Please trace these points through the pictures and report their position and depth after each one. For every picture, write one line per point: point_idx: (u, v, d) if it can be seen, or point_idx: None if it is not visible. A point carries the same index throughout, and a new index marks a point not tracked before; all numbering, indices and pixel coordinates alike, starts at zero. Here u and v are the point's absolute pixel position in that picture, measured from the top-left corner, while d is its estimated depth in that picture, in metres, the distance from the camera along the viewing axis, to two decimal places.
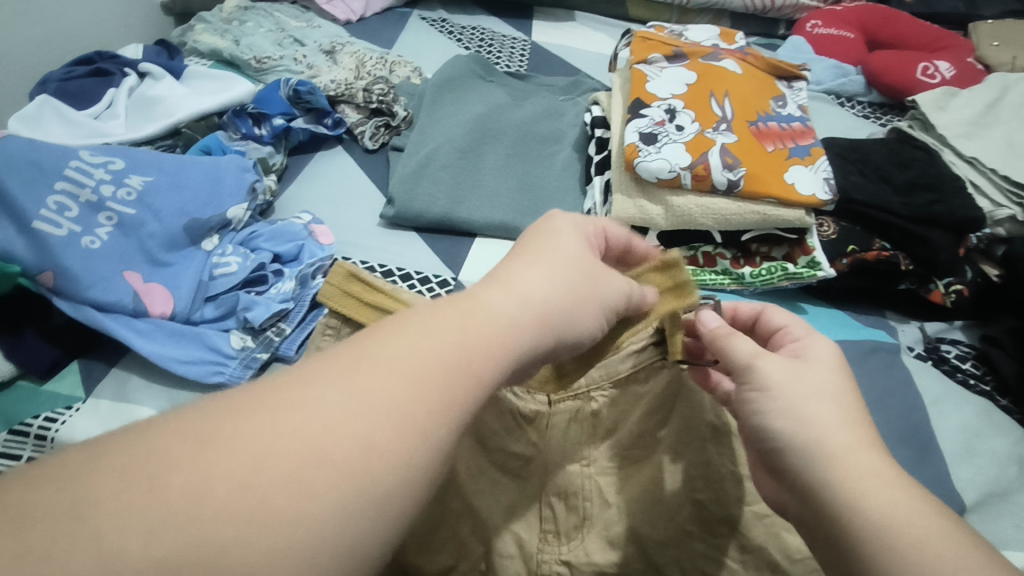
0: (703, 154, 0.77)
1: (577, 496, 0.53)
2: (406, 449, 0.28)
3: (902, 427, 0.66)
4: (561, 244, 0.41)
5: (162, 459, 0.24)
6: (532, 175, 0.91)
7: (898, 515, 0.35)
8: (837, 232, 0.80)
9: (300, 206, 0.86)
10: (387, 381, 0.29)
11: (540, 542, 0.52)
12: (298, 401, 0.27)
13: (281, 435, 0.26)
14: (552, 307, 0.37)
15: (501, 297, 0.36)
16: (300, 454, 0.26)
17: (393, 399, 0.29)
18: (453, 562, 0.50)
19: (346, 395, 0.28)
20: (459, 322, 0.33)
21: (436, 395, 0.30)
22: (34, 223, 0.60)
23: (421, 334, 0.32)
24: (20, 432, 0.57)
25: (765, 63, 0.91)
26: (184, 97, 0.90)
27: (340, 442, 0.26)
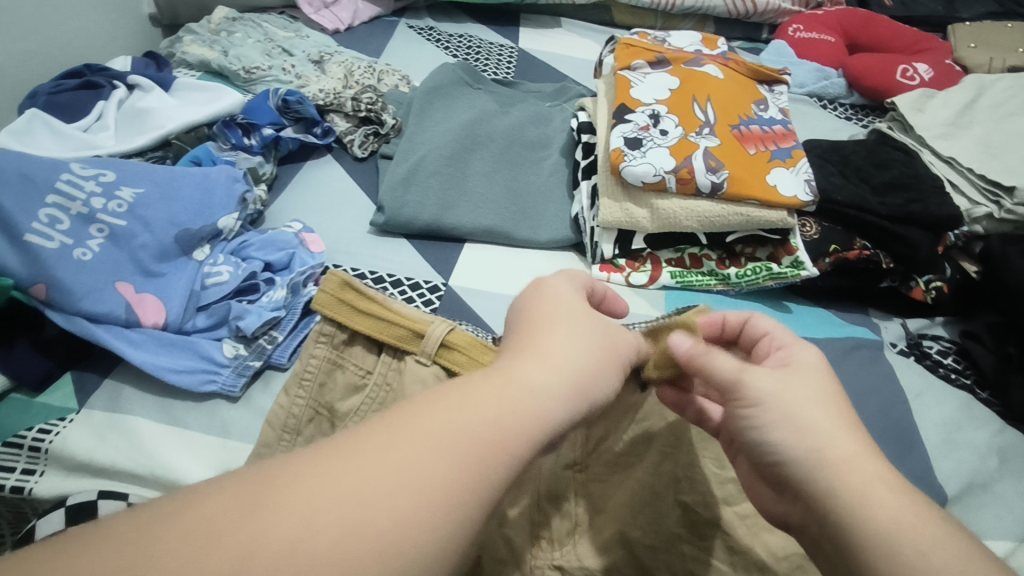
0: (687, 158, 0.79)
1: (568, 501, 0.54)
2: (444, 517, 0.32)
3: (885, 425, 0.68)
4: (574, 313, 0.45)
5: (223, 523, 0.29)
6: (520, 181, 0.92)
7: (899, 525, 0.36)
8: (819, 232, 0.82)
9: (290, 215, 0.87)
10: (427, 454, 0.34)
11: (532, 546, 0.52)
12: (353, 472, 0.32)
13: (336, 503, 0.31)
14: (573, 376, 0.41)
15: (529, 370, 0.40)
16: (351, 521, 0.30)
17: (434, 471, 0.33)
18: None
19: (393, 469, 0.33)
20: (492, 397, 0.37)
21: (472, 468, 0.34)
22: (27, 236, 0.61)
23: (459, 410, 0.36)
24: (14, 445, 0.57)
25: (746, 67, 0.93)
26: (173, 108, 0.91)
27: (384, 509, 0.31)
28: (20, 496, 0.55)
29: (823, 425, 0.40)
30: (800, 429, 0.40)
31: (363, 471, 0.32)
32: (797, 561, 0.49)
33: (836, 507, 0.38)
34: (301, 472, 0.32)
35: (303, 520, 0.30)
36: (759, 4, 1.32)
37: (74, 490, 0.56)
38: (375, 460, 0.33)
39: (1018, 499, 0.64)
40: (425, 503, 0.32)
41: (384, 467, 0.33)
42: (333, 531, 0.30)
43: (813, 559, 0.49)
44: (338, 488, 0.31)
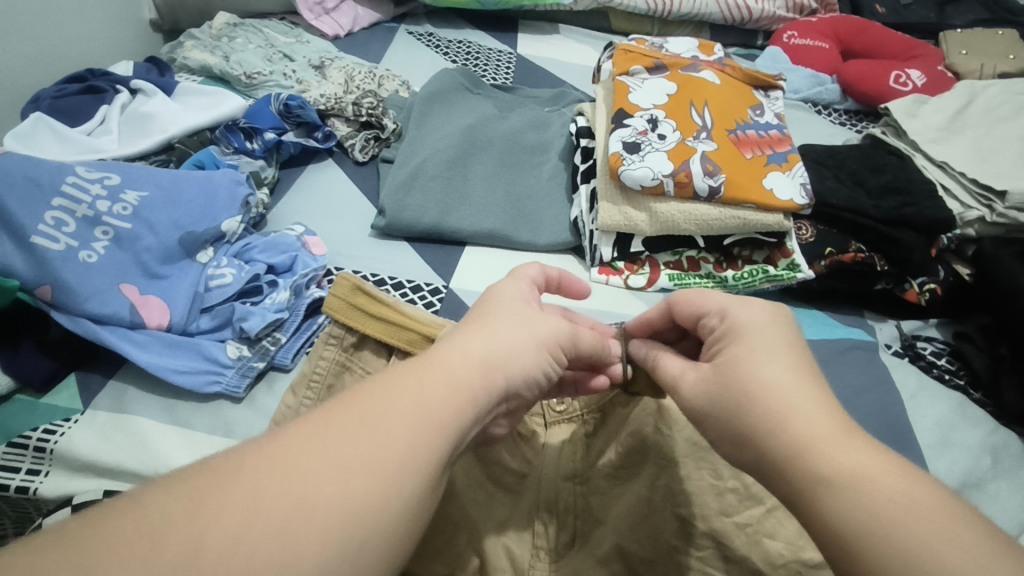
0: (684, 162, 0.80)
1: (567, 513, 0.54)
2: (380, 494, 0.32)
3: (878, 425, 0.69)
4: (503, 305, 0.46)
5: (155, 525, 0.28)
6: (519, 185, 0.93)
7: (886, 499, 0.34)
8: (815, 235, 0.83)
9: (292, 218, 0.87)
10: (358, 437, 0.33)
11: (531, 558, 0.52)
12: (279, 461, 0.31)
13: (265, 492, 0.30)
14: (501, 359, 0.42)
15: (455, 353, 0.41)
16: (287, 508, 0.30)
17: (366, 450, 0.33)
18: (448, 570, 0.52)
19: (324, 452, 0.32)
20: (417, 381, 0.38)
21: (404, 447, 0.34)
22: (32, 238, 0.61)
23: (385, 393, 0.36)
24: (20, 445, 0.57)
25: (742, 74, 0.94)
26: (176, 112, 0.91)
27: (321, 495, 0.31)
28: (25, 495, 0.56)
29: (786, 408, 0.40)
30: (745, 410, 0.41)
31: (294, 457, 0.32)
32: (795, 567, 0.49)
33: (818, 492, 0.36)
34: (229, 470, 0.31)
35: (241, 514, 0.29)
36: (754, 12, 1.34)
37: (79, 490, 0.56)
38: (305, 446, 0.32)
39: (1012, 498, 0.65)
40: (362, 482, 0.32)
41: (314, 451, 0.32)
42: (270, 520, 0.29)
43: (809, 566, 0.49)
44: (268, 479, 0.30)
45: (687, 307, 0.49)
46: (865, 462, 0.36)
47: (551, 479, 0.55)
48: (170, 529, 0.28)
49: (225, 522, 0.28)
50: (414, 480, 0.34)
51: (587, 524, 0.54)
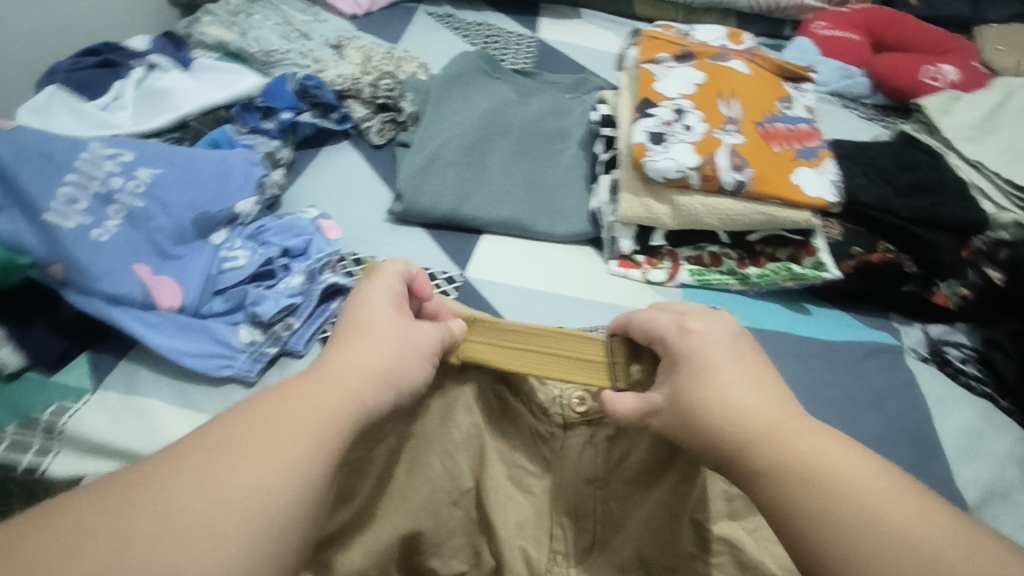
0: (710, 154, 0.77)
1: (587, 517, 0.53)
2: (293, 486, 0.34)
3: (901, 431, 0.68)
4: (382, 304, 0.46)
5: (77, 530, 0.30)
6: (538, 173, 0.91)
7: (830, 469, 0.36)
8: (844, 234, 0.80)
9: (308, 201, 0.86)
10: (268, 433, 0.36)
11: (548, 562, 0.52)
12: (191, 467, 0.33)
13: (181, 494, 0.32)
14: (392, 359, 0.43)
15: (366, 355, 0.43)
16: (203, 504, 0.32)
17: (277, 449, 0.35)
18: (464, 567, 0.52)
19: (227, 448, 0.34)
20: (319, 383, 0.40)
21: (313, 442, 0.36)
22: (45, 215, 0.60)
23: (288, 398, 0.38)
24: (29, 424, 0.57)
25: (772, 64, 0.91)
26: (192, 89, 0.89)
27: (240, 491, 0.33)
28: (34, 475, 0.55)
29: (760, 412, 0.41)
30: (706, 407, 0.42)
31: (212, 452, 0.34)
32: None
33: (770, 475, 0.38)
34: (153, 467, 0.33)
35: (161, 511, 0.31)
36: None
37: (89, 471, 0.56)
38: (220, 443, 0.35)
39: None
40: (263, 478, 0.34)
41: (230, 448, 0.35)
42: (185, 516, 0.31)
43: None
44: (181, 476, 0.33)
45: (643, 316, 0.50)
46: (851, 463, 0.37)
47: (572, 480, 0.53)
48: (93, 531, 0.30)
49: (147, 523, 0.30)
50: (321, 475, 0.36)
51: (608, 529, 0.53)
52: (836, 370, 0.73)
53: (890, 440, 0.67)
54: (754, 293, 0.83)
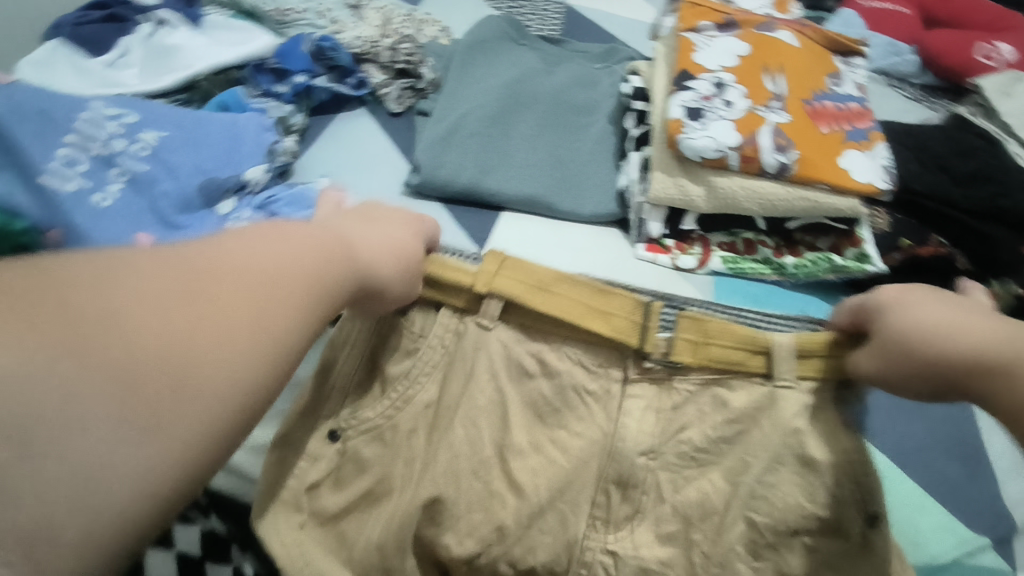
0: (752, 133, 0.72)
1: (635, 488, 0.49)
2: (251, 344, 0.33)
3: (944, 439, 0.63)
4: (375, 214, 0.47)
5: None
6: (563, 147, 0.86)
7: None
8: (891, 225, 0.74)
9: (322, 170, 0.82)
10: (221, 293, 0.34)
11: (587, 529, 0.49)
12: (141, 294, 0.32)
13: (157, 326, 0.31)
14: (361, 261, 0.41)
15: (329, 234, 0.41)
16: (161, 334, 0.31)
17: (237, 306, 0.34)
18: (482, 546, 0.47)
19: (182, 292, 0.33)
20: (292, 244, 0.38)
21: (278, 304, 0.35)
22: (41, 177, 0.57)
23: (268, 245, 0.37)
24: None
25: (823, 36, 0.84)
26: (202, 47, 0.84)
27: (204, 338, 0.32)
28: None
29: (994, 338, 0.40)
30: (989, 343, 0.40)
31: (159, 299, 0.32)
32: None
33: None
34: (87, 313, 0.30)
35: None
36: None
37: None
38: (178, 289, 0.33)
39: None
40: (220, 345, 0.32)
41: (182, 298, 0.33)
42: (156, 344, 0.31)
43: None
44: (131, 321, 0.31)
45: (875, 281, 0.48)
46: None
47: (621, 447, 0.49)
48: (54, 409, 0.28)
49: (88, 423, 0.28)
50: (290, 344, 0.36)
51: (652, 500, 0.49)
52: None
53: (934, 449, 0.63)
54: (789, 285, 0.78)
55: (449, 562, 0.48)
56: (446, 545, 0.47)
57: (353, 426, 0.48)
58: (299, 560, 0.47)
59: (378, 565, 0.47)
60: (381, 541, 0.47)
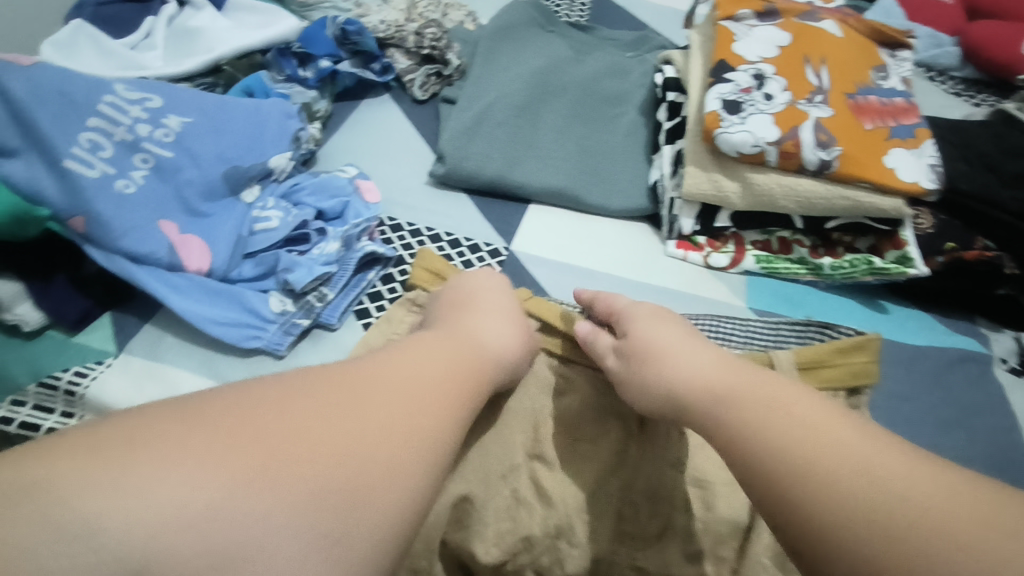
0: (793, 128, 0.69)
1: (665, 501, 0.47)
2: (423, 447, 0.36)
3: (983, 453, 0.61)
4: (492, 300, 0.51)
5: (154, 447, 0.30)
6: (592, 139, 0.84)
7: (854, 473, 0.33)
8: (935, 225, 0.71)
9: (346, 158, 0.80)
10: (382, 409, 0.36)
11: (614, 543, 0.46)
12: (332, 411, 0.34)
13: (350, 438, 0.34)
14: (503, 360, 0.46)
15: (467, 343, 0.45)
16: (348, 441, 0.34)
17: (408, 411, 0.36)
18: (508, 555, 0.45)
19: (370, 408, 0.35)
20: (442, 361, 0.42)
21: (434, 411, 0.38)
22: (65, 161, 0.55)
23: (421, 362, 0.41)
24: (49, 386, 0.53)
25: (867, 27, 0.80)
26: (226, 30, 0.82)
27: (381, 452, 0.34)
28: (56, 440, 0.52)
29: (710, 373, 0.42)
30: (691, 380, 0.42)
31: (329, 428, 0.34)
32: None
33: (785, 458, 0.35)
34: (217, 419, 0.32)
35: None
36: None
37: None
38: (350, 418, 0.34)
39: None
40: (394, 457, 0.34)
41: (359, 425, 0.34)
42: (350, 456, 0.33)
43: None
44: (325, 439, 0.33)
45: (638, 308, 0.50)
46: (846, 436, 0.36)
47: (653, 457, 0.48)
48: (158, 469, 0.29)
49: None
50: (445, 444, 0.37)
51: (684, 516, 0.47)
52: (913, 380, 0.66)
53: (974, 464, 0.60)
54: (823, 287, 0.76)
55: (473, 567, 0.45)
56: (473, 552, 0.44)
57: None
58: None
59: (404, 567, 0.44)
60: (410, 542, 0.44)
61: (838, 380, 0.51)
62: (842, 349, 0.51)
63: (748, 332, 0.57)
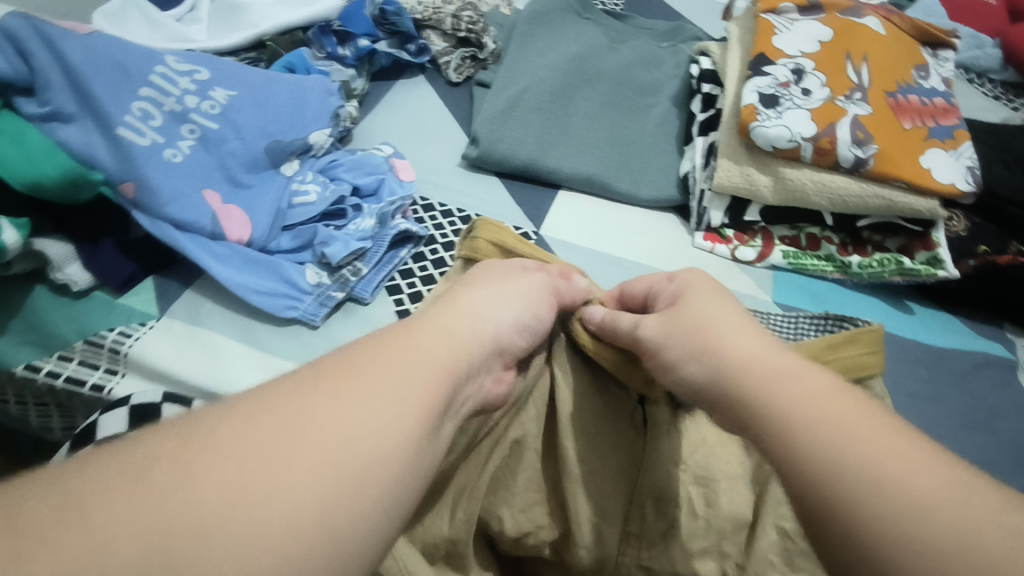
0: (830, 124, 0.69)
1: (672, 502, 0.44)
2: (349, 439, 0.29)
3: (1004, 456, 0.61)
4: (484, 274, 0.44)
5: None
6: (624, 128, 0.84)
7: (830, 418, 0.29)
8: (968, 229, 0.71)
9: (380, 137, 0.81)
10: (279, 408, 0.29)
11: (621, 542, 0.45)
12: (241, 414, 0.28)
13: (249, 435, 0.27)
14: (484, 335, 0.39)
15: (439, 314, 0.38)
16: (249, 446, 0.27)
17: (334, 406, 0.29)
18: (533, 527, 0.46)
19: (285, 407, 0.29)
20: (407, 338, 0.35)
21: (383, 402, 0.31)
22: (118, 128, 0.57)
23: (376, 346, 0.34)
24: (96, 344, 0.56)
25: (910, 25, 0.80)
26: (268, 6, 0.84)
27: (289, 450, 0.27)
28: (101, 396, 0.55)
29: (730, 334, 0.36)
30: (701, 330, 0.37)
31: (236, 427, 0.28)
32: None
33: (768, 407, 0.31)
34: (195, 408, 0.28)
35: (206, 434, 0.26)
36: None
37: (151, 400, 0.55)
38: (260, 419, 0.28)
39: None
40: (303, 463, 0.27)
41: (264, 443, 0.27)
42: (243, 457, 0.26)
43: None
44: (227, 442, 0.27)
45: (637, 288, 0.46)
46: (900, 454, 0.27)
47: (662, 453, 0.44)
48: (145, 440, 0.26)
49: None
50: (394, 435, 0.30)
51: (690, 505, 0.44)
52: (935, 382, 0.66)
53: (993, 467, 0.60)
54: (850, 285, 0.76)
55: (496, 535, 0.47)
56: (500, 518, 0.46)
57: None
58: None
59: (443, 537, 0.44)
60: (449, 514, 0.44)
61: (834, 374, 0.47)
62: (833, 343, 0.47)
63: (768, 324, 0.58)
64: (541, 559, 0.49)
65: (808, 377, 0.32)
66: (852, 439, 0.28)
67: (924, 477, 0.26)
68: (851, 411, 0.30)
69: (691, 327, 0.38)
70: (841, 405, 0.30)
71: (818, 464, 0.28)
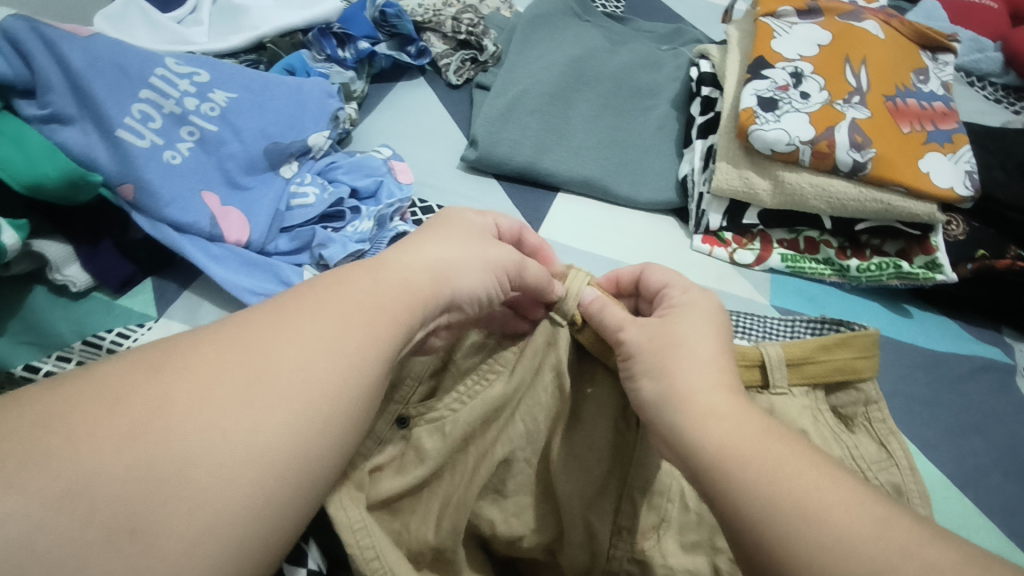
0: (829, 128, 0.69)
1: (661, 496, 0.44)
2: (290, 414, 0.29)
3: (1002, 461, 0.61)
4: (458, 225, 0.42)
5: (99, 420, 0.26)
6: (623, 131, 0.84)
7: (755, 456, 0.32)
8: (966, 233, 0.72)
9: (380, 139, 0.81)
10: (224, 364, 0.29)
11: (612, 537, 0.45)
12: (181, 362, 0.29)
13: (193, 388, 0.28)
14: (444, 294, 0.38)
15: (400, 265, 0.38)
16: (184, 398, 0.28)
17: (278, 367, 0.30)
18: (525, 530, 0.46)
19: (229, 360, 0.29)
20: (365, 294, 0.35)
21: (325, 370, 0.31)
22: (118, 131, 0.57)
23: (332, 296, 0.34)
24: (93, 344, 0.56)
25: (910, 29, 0.79)
26: (269, 9, 0.84)
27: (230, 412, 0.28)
28: None
29: (685, 371, 0.37)
30: (656, 362, 0.38)
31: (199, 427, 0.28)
32: None
33: (709, 455, 0.33)
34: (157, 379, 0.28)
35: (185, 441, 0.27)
36: None
37: None
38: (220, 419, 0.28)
39: None
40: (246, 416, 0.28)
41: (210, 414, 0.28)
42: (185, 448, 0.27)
43: None
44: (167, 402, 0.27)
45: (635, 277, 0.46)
46: (823, 480, 0.30)
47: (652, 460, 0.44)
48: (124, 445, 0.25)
49: (181, 394, 0.28)
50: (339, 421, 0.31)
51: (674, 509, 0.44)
52: (933, 385, 0.66)
53: (990, 470, 0.60)
54: (850, 289, 0.76)
55: (490, 536, 0.47)
56: (491, 520, 0.46)
57: (422, 414, 0.45)
58: (370, 553, 0.40)
59: (429, 545, 0.44)
60: (438, 519, 0.44)
61: (819, 375, 0.47)
62: (826, 345, 0.47)
63: (765, 327, 0.58)
64: (535, 561, 0.49)
65: (741, 417, 0.34)
66: (779, 474, 0.31)
67: (860, 514, 0.29)
68: (775, 444, 0.33)
69: (652, 357, 0.39)
70: (769, 448, 0.32)
71: (754, 501, 0.31)
